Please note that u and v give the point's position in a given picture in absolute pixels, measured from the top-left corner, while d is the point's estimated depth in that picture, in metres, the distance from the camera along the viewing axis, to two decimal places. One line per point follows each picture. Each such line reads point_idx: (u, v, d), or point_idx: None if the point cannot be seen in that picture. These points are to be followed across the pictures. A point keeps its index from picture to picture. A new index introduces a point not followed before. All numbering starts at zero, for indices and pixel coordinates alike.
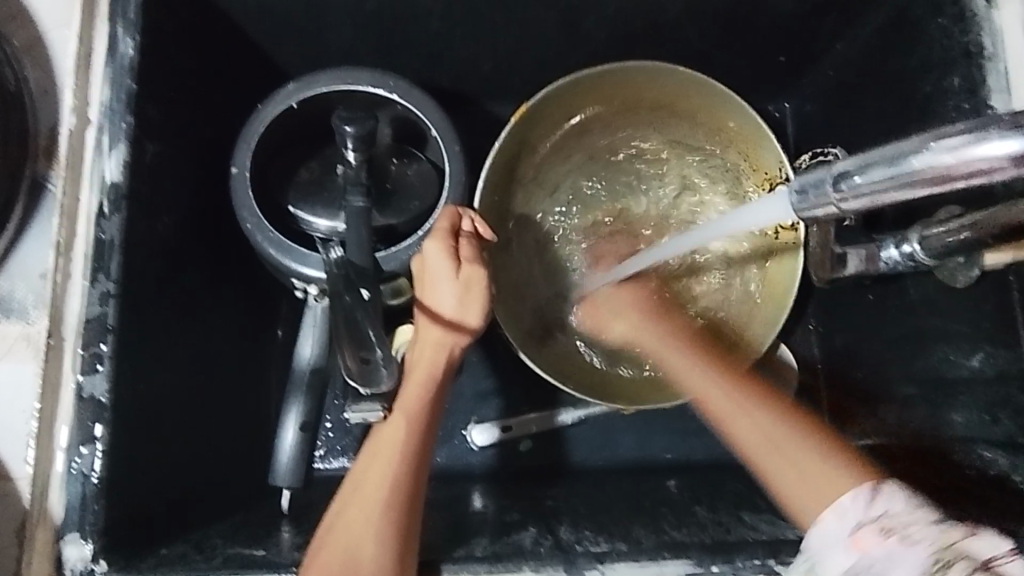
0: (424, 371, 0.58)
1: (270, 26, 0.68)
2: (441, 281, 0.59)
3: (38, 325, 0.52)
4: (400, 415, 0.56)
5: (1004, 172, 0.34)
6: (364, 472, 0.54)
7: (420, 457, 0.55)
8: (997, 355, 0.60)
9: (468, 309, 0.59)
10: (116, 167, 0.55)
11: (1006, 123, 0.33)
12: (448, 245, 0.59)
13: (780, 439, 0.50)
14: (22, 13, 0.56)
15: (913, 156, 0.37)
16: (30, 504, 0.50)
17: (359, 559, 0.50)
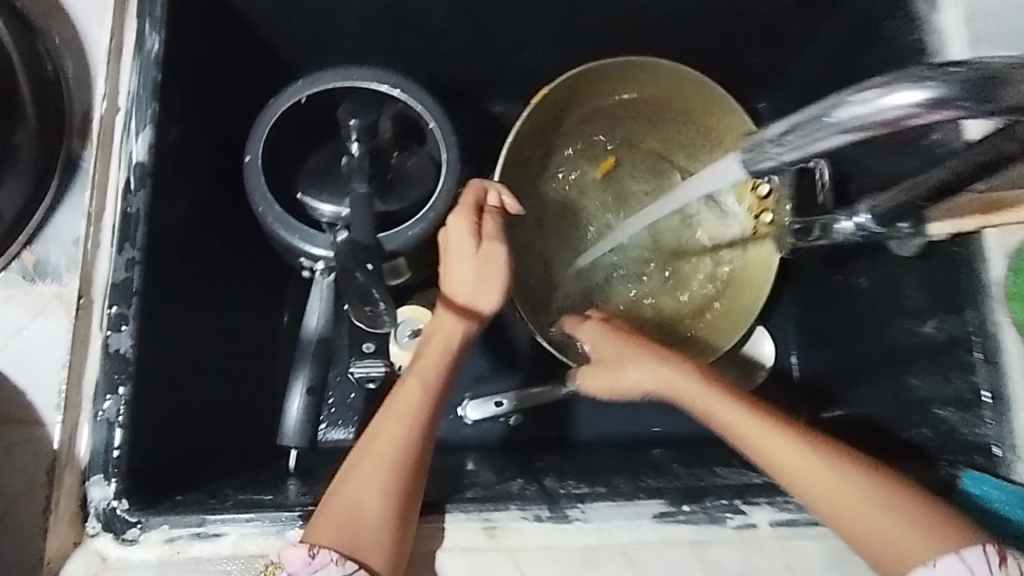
0: (440, 342, 0.63)
1: (283, 28, 0.74)
2: (462, 257, 0.63)
3: (71, 287, 0.58)
4: (415, 378, 0.61)
5: (914, 120, 0.36)
6: (377, 432, 0.58)
7: (430, 421, 0.60)
8: (945, 322, 0.65)
9: (485, 288, 0.63)
10: (143, 148, 0.61)
11: (911, 76, 0.36)
12: (470, 221, 0.64)
13: (872, 504, 0.51)
14: (61, 11, 0.63)
15: (837, 108, 0.39)
16: (59, 445, 0.55)
17: (367, 509, 0.54)
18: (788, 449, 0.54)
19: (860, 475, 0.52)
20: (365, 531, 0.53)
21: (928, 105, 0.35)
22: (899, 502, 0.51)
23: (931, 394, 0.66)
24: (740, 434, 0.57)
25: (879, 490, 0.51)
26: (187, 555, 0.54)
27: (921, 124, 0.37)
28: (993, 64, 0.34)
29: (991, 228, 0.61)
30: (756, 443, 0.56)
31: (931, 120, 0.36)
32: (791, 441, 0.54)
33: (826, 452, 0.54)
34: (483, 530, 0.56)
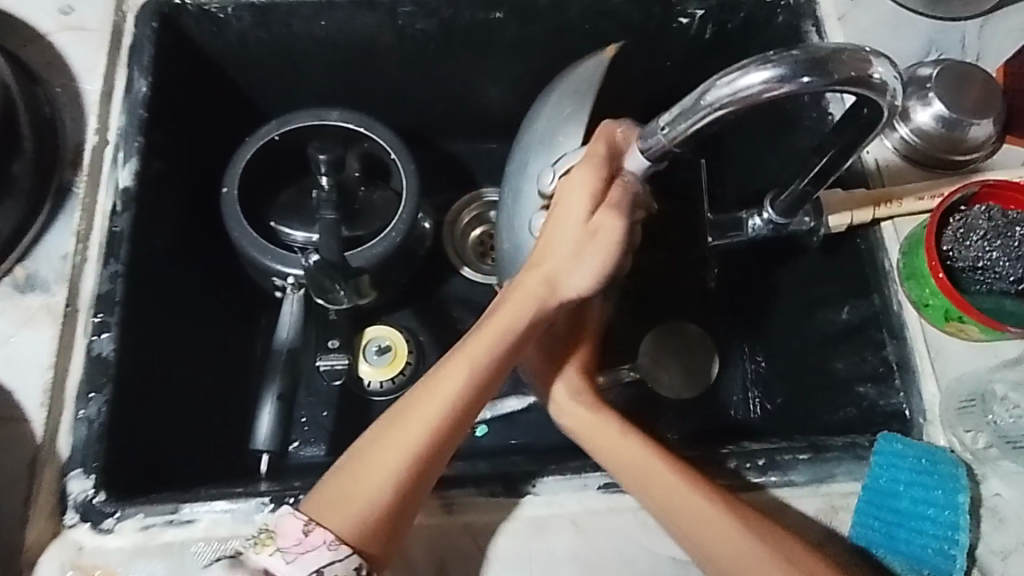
0: (508, 319, 0.57)
1: (256, 77, 0.84)
2: (572, 221, 0.56)
3: (58, 297, 0.63)
4: (470, 361, 0.57)
5: (767, 95, 0.45)
6: (413, 407, 0.56)
7: (465, 415, 0.56)
8: (858, 307, 0.72)
9: (578, 268, 0.57)
10: (129, 175, 0.68)
11: (759, 59, 0.44)
12: (596, 176, 0.55)
13: (740, 544, 0.53)
14: (58, 61, 0.71)
15: (704, 94, 0.46)
16: (42, 441, 0.59)
17: (377, 492, 0.53)
18: (671, 484, 0.55)
19: (739, 518, 0.54)
20: (365, 510, 0.53)
21: (776, 81, 0.44)
22: (774, 546, 0.53)
23: (852, 375, 0.72)
24: (622, 465, 0.57)
25: (753, 532, 0.53)
26: (160, 541, 0.57)
27: (771, 98, 0.45)
28: (819, 47, 0.44)
29: (885, 220, 0.70)
30: (631, 476, 0.56)
31: (777, 94, 0.45)
32: (671, 478, 0.55)
33: (706, 493, 0.55)
34: (441, 508, 0.59)
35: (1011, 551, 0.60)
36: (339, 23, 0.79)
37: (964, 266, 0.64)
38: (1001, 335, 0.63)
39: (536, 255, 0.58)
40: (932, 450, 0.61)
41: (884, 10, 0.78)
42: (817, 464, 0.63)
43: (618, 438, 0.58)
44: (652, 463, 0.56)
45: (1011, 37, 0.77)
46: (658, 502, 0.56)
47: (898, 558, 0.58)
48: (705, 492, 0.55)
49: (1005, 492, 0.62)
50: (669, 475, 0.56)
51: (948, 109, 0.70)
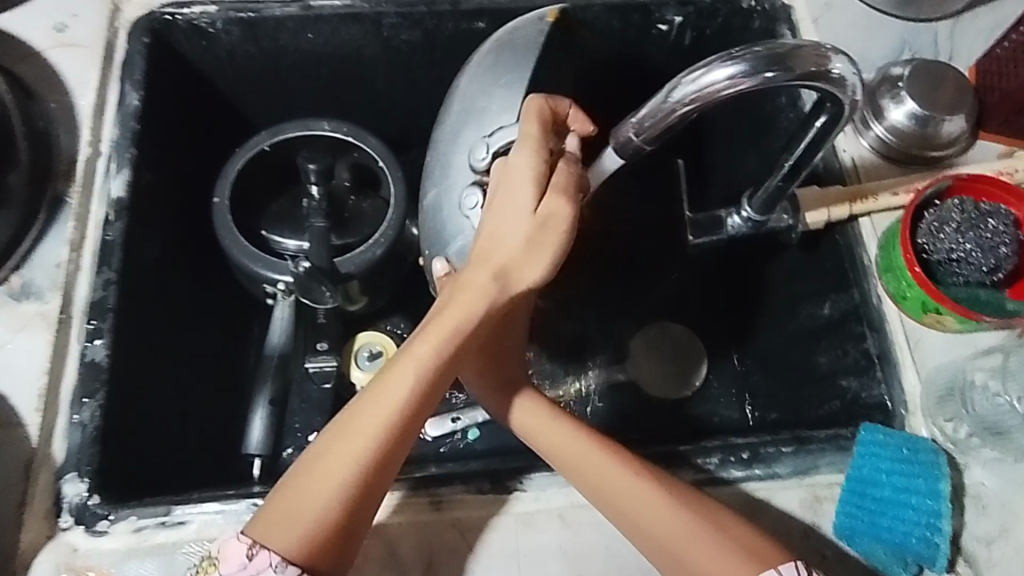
0: (457, 317, 0.53)
1: (246, 90, 0.86)
2: (521, 209, 0.55)
3: (52, 304, 0.64)
4: (416, 364, 0.52)
5: (731, 90, 0.46)
6: (356, 415, 0.51)
7: (414, 422, 0.52)
8: (838, 301, 0.74)
9: (529, 259, 0.55)
10: (121, 185, 0.69)
11: (722, 55, 0.46)
12: (539, 159, 0.55)
13: (680, 524, 0.53)
14: (53, 76, 0.73)
15: (672, 91, 0.48)
16: (37, 445, 0.60)
17: (320, 509, 0.50)
18: (607, 465, 0.56)
19: (687, 506, 0.54)
20: (314, 530, 0.49)
21: (739, 74, 0.46)
22: (722, 529, 0.53)
23: (835, 368, 0.74)
24: (558, 452, 0.57)
25: (705, 519, 0.53)
26: (153, 542, 0.57)
27: (736, 93, 0.47)
28: (779, 43, 0.46)
29: (863, 217, 0.72)
30: (568, 462, 0.57)
31: (742, 90, 0.47)
32: (606, 459, 0.56)
33: (640, 470, 0.55)
34: (431, 504, 0.60)
35: (994, 538, 0.61)
36: (326, 36, 0.80)
37: (939, 259, 0.65)
38: (977, 325, 0.64)
39: (485, 246, 0.55)
40: (914, 439, 0.61)
41: (858, 13, 0.80)
42: (801, 456, 0.63)
43: (564, 435, 0.57)
44: (595, 454, 0.56)
45: (982, 36, 0.79)
46: (607, 495, 0.55)
47: (880, 545, 0.59)
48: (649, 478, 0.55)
49: (987, 480, 0.62)
50: (612, 465, 0.56)
51: (920, 107, 0.72)
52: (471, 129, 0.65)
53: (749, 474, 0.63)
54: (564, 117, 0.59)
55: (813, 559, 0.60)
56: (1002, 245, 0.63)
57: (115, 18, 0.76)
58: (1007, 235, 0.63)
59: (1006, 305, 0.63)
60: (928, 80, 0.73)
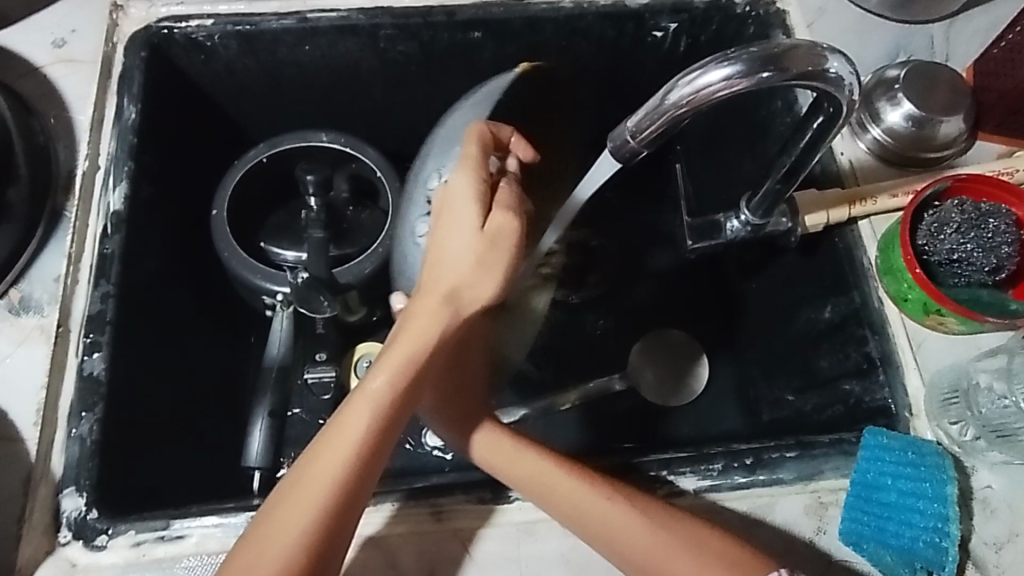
0: (410, 344, 0.52)
1: (243, 102, 0.86)
2: (463, 231, 0.53)
3: (51, 317, 0.64)
4: (374, 397, 0.51)
5: (727, 93, 0.46)
6: (318, 454, 0.50)
7: (374, 457, 0.51)
8: (839, 305, 0.73)
9: (480, 281, 0.53)
10: (119, 199, 0.70)
11: (717, 58, 0.46)
12: (479, 176, 0.54)
13: (657, 544, 0.53)
14: (52, 92, 0.73)
15: (667, 95, 0.48)
16: (36, 459, 0.59)
17: (284, 559, 0.47)
18: (577, 491, 0.55)
19: (665, 524, 0.54)
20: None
21: (734, 76, 0.46)
22: (705, 549, 0.53)
23: (838, 372, 0.73)
24: (528, 482, 0.57)
25: (681, 532, 0.53)
26: (151, 556, 0.57)
27: (731, 96, 0.47)
28: (774, 44, 0.46)
29: (862, 218, 0.72)
30: (538, 487, 0.56)
31: (737, 90, 0.47)
32: (576, 484, 0.55)
33: (603, 488, 0.55)
34: (430, 515, 0.59)
35: (1003, 542, 0.60)
36: (323, 48, 0.81)
37: (939, 260, 0.65)
38: (980, 326, 0.64)
39: (433, 269, 0.54)
40: (920, 442, 0.60)
41: (853, 17, 0.80)
42: (805, 461, 0.63)
43: (526, 457, 0.57)
44: (563, 478, 0.56)
45: (977, 38, 0.80)
46: (581, 520, 0.55)
47: (887, 551, 0.58)
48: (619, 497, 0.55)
49: (995, 483, 0.61)
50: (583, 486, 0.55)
51: (917, 108, 0.72)
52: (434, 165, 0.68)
53: (753, 481, 0.62)
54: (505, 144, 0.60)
55: (819, 565, 0.59)
56: (1003, 245, 0.62)
57: (114, 33, 0.76)
58: (1007, 235, 0.62)
59: (1009, 306, 0.62)
60: (923, 81, 0.73)
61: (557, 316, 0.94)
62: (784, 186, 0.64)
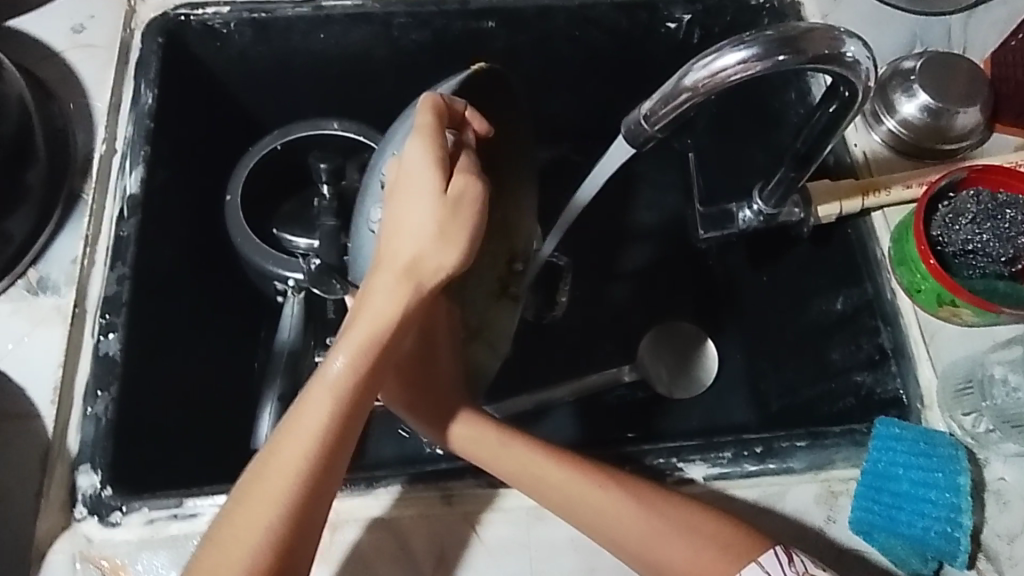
0: (369, 327, 0.47)
1: (257, 90, 0.87)
2: (422, 198, 0.48)
3: (67, 298, 0.65)
4: (331, 387, 0.47)
5: (742, 77, 0.46)
6: (274, 454, 0.46)
7: (340, 446, 0.47)
8: (852, 297, 0.73)
9: (442, 247, 0.48)
10: (135, 182, 0.70)
11: (732, 41, 0.46)
12: (434, 142, 0.49)
13: (655, 533, 0.53)
14: (70, 76, 0.74)
15: (683, 78, 0.48)
16: (52, 437, 0.60)
17: (245, 556, 0.44)
18: (569, 482, 0.55)
19: (658, 508, 0.54)
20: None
21: (749, 60, 0.46)
22: (704, 534, 0.53)
23: (850, 363, 0.73)
24: (516, 474, 0.56)
25: (673, 515, 0.54)
26: (164, 534, 0.57)
27: (748, 80, 0.47)
28: (790, 27, 0.46)
29: (876, 210, 0.71)
30: (528, 478, 0.56)
31: (753, 74, 0.47)
32: (569, 476, 0.55)
33: (600, 480, 0.55)
34: (440, 498, 0.59)
35: (1017, 534, 0.59)
36: (337, 36, 0.81)
37: (954, 251, 0.64)
38: (996, 318, 0.63)
39: (391, 243, 0.49)
40: (931, 433, 0.60)
41: (870, 8, 0.80)
42: (816, 451, 0.62)
43: (513, 452, 0.56)
44: (556, 470, 0.55)
45: (995, 30, 0.79)
46: (574, 510, 0.55)
47: (897, 541, 0.57)
48: (612, 480, 0.55)
49: (1008, 475, 0.61)
50: (575, 475, 0.55)
51: (933, 100, 0.72)
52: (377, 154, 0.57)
53: (763, 471, 0.62)
54: (460, 117, 0.53)
55: (829, 554, 0.59)
56: (1020, 235, 0.62)
57: (131, 19, 0.77)
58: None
59: None
60: (940, 72, 0.73)
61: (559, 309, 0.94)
62: (798, 176, 0.63)
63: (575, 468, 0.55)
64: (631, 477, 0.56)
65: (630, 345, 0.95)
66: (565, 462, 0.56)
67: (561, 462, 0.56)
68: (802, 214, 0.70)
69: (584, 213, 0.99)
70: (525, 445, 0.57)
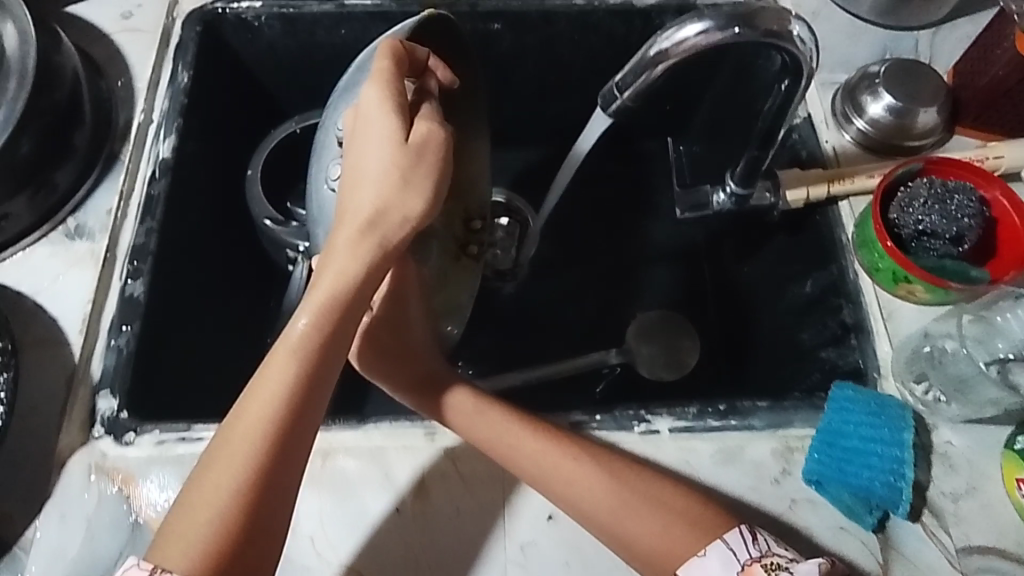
0: (333, 284, 0.51)
1: (281, 78, 0.95)
2: (382, 146, 0.53)
3: (101, 244, 0.72)
4: (294, 348, 0.49)
5: (700, 47, 0.54)
6: (241, 418, 0.49)
7: (303, 406, 0.49)
8: (819, 279, 0.78)
9: (406, 193, 0.53)
10: (167, 149, 0.78)
11: (692, 16, 0.54)
12: (393, 92, 0.53)
13: (616, 503, 0.57)
14: (118, 55, 0.83)
15: (650, 49, 0.56)
16: (78, 363, 0.66)
17: (218, 515, 0.46)
18: (539, 453, 0.59)
19: (622, 481, 0.58)
20: (219, 534, 0.46)
21: (704, 32, 0.53)
22: (668, 506, 0.57)
23: (816, 342, 0.78)
24: (491, 441, 0.61)
25: (633, 485, 0.58)
26: (172, 453, 0.63)
27: (706, 51, 0.54)
28: (745, 5, 0.53)
29: (843, 199, 0.77)
30: (501, 447, 0.60)
31: (713, 44, 0.54)
32: (541, 446, 0.59)
33: (573, 453, 0.59)
34: (424, 435, 0.65)
35: (961, 494, 0.63)
36: (357, 32, 0.90)
37: (909, 233, 0.70)
38: (947, 295, 0.68)
39: (356, 191, 0.53)
40: (882, 397, 0.64)
41: (845, 22, 0.87)
42: (776, 411, 0.67)
43: (490, 423, 0.61)
44: (532, 444, 0.59)
45: (960, 44, 0.86)
46: (548, 482, 0.59)
47: (846, 491, 0.62)
48: (581, 453, 0.59)
49: (955, 440, 0.65)
50: (547, 451, 0.59)
51: (897, 100, 0.78)
52: (341, 110, 0.62)
53: (727, 427, 0.66)
54: (420, 64, 0.59)
55: (783, 504, 0.63)
56: (965, 217, 0.68)
57: (174, 9, 0.86)
58: (971, 209, 0.68)
59: (972, 273, 0.68)
60: (904, 76, 0.79)
61: (538, 290, 1.02)
62: (761, 150, 0.71)
63: (546, 446, 0.59)
64: (594, 448, 0.60)
65: (616, 331, 1.00)
66: (538, 434, 0.60)
67: (537, 435, 0.60)
68: (772, 196, 0.76)
69: (580, 207, 1.06)
70: (501, 418, 0.61)
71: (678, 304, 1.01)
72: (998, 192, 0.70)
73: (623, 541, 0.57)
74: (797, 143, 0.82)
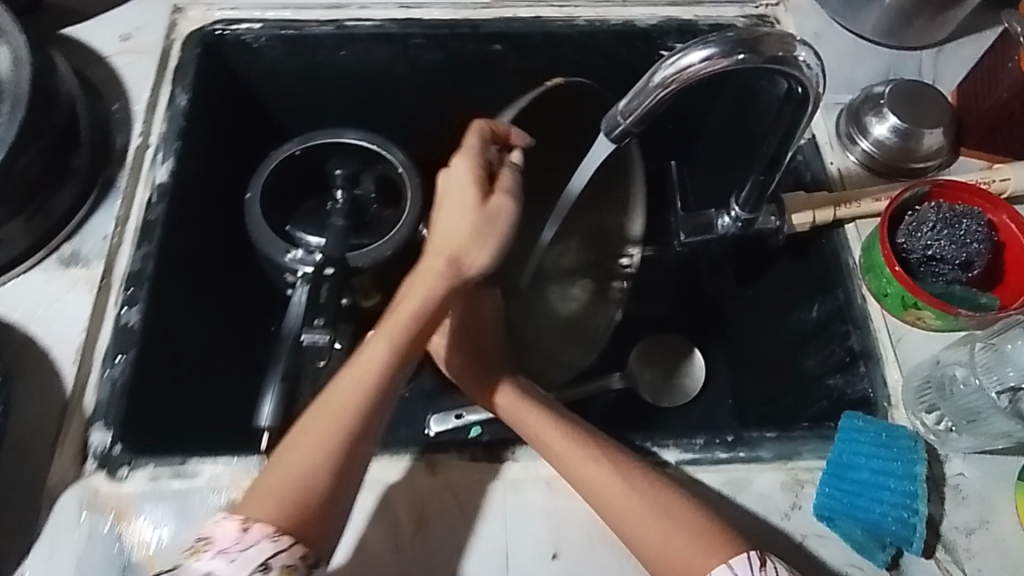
0: (419, 302, 0.61)
1: (280, 100, 0.94)
2: (461, 208, 0.64)
3: (96, 270, 0.71)
4: (385, 337, 0.60)
5: (705, 73, 0.53)
6: (334, 395, 0.57)
7: (388, 387, 0.58)
8: (824, 304, 0.77)
9: (478, 246, 0.64)
10: (165, 173, 0.77)
11: (698, 42, 0.53)
12: (476, 165, 0.65)
13: (627, 508, 0.56)
14: (115, 77, 0.82)
15: (654, 76, 0.54)
16: (71, 395, 0.65)
17: (307, 476, 0.53)
18: (565, 451, 0.60)
19: (637, 490, 0.57)
20: (303, 492, 0.52)
21: (708, 59, 0.52)
22: (676, 519, 0.55)
23: (822, 368, 0.76)
24: (529, 436, 0.63)
25: (647, 497, 0.56)
26: (167, 488, 0.62)
27: (713, 76, 0.53)
28: (749, 30, 0.53)
29: (849, 223, 0.76)
30: (537, 442, 0.62)
31: (719, 70, 0.53)
32: (566, 443, 0.60)
33: (596, 456, 0.59)
34: (424, 469, 0.63)
35: (974, 528, 0.62)
36: (358, 53, 0.89)
37: (918, 258, 0.69)
38: (956, 321, 0.67)
39: (441, 241, 0.64)
40: (893, 427, 0.63)
41: (849, 42, 0.86)
42: (784, 442, 0.65)
43: (528, 420, 0.63)
44: (563, 443, 0.60)
45: (964, 66, 0.85)
46: (574, 479, 0.59)
47: (857, 525, 0.60)
48: (607, 456, 0.59)
49: (968, 471, 0.64)
50: (574, 448, 0.60)
51: (902, 121, 0.77)
52: None
53: (734, 459, 0.65)
54: (504, 136, 0.69)
55: (791, 540, 0.62)
56: (974, 242, 0.67)
57: (172, 31, 0.85)
58: (979, 234, 0.67)
59: (981, 300, 0.67)
60: (908, 97, 0.78)
61: None
62: (766, 177, 0.70)
63: (574, 444, 0.60)
64: (626, 454, 0.60)
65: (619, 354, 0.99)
66: (571, 433, 0.61)
67: (569, 435, 0.61)
68: (778, 221, 0.75)
69: None
70: (540, 416, 0.63)
71: (681, 326, 1.00)
72: (1005, 216, 0.69)
73: (635, 547, 0.55)
74: (801, 164, 0.81)
